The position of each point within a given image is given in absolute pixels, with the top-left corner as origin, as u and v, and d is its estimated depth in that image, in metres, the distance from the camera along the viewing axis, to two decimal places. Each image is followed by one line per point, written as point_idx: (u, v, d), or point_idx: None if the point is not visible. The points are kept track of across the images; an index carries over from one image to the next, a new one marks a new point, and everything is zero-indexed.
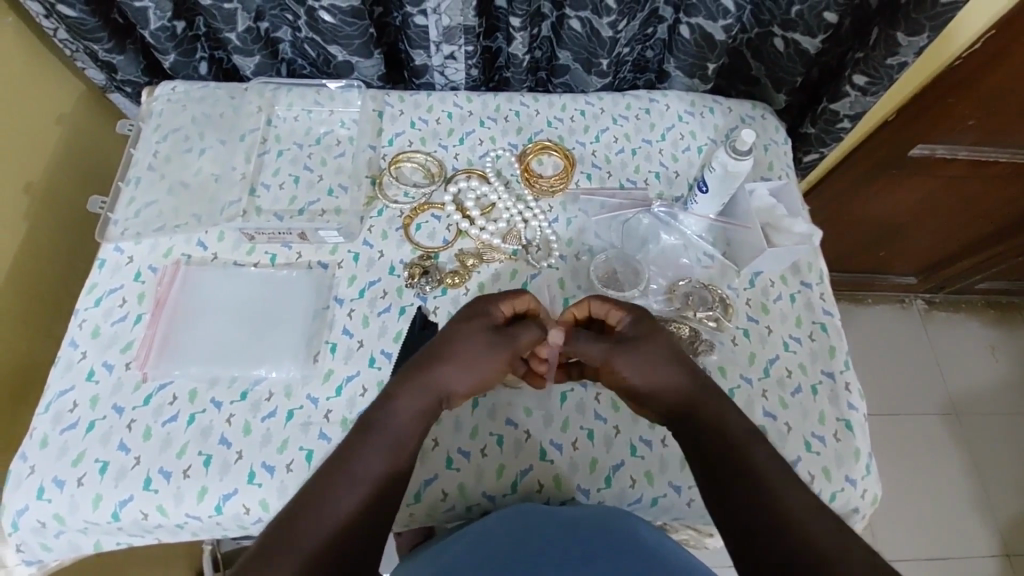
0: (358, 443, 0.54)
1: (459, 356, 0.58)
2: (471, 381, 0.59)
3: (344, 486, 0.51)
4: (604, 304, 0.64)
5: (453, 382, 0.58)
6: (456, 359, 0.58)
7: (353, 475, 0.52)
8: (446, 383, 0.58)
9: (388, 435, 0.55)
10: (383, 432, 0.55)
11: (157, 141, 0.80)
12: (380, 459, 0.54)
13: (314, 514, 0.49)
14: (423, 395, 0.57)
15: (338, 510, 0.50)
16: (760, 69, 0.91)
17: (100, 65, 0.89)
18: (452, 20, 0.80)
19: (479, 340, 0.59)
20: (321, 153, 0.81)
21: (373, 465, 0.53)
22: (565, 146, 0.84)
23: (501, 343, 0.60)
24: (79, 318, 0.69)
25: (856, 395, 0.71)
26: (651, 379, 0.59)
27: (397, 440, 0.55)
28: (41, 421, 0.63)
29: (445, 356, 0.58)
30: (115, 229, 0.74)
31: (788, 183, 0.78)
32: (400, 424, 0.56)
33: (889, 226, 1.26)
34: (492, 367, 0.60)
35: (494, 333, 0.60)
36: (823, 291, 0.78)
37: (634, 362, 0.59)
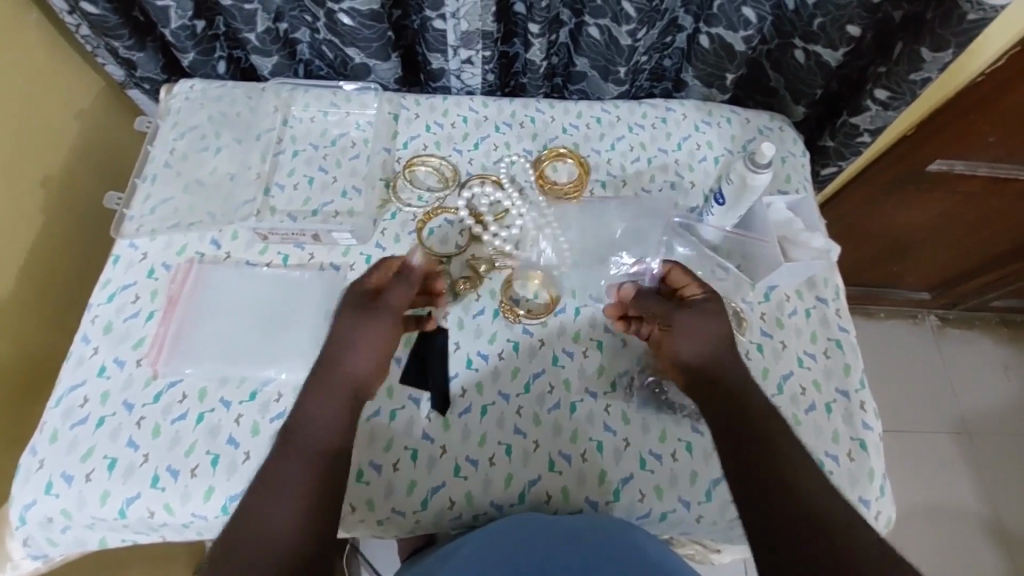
0: (283, 452, 0.56)
1: (349, 333, 0.61)
2: (374, 355, 0.61)
3: (274, 501, 0.53)
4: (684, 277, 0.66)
5: (355, 358, 0.60)
6: (348, 339, 0.61)
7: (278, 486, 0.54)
8: (350, 369, 0.60)
9: (308, 441, 0.57)
10: (300, 436, 0.57)
11: (174, 139, 0.80)
12: (302, 464, 0.55)
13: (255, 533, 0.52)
14: (326, 386, 0.59)
15: (274, 529, 0.52)
16: (779, 80, 0.90)
17: (119, 61, 0.90)
18: (471, 25, 0.79)
19: (355, 317, 0.61)
20: (335, 155, 0.81)
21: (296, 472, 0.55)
22: (579, 153, 0.84)
23: (373, 308, 0.62)
24: (92, 313, 0.69)
25: (871, 414, 0.70)
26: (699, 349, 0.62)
27: (321, 439, 0.57)
28: (52, 415, 0.63)
29: (341, 334, 0.61)
30: (131, 225, 0.74)
31: (805, 198, 0.76)
32: (316, 420, 0.57)
33: (904, 242, 1.25)
34: (382, 332, 0.62)
35: (364, 303, 0.63)
36: (839, 306, 0.77)
37: (692, 333, 0.62)
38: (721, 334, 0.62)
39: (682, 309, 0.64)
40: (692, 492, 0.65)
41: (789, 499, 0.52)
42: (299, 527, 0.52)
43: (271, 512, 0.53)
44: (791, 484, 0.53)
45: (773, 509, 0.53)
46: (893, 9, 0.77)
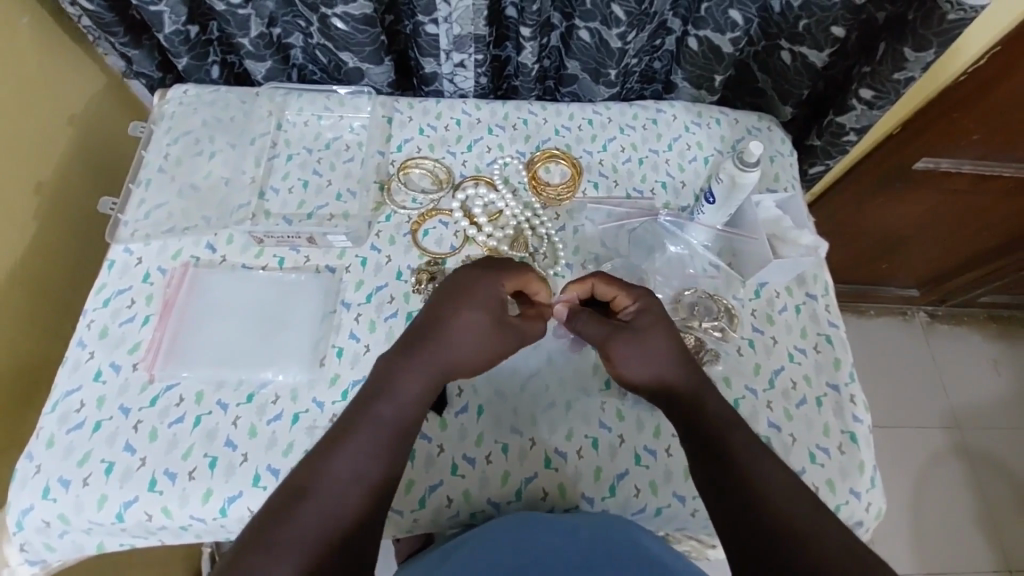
0: (363, 424, 0.53)
1: (466, 332, 0.57)
2: (476, 364, 0.58)
3: (347, 470, 0.50)
4: (609, 285, 0.64)
5: (463, 358, 0.57)
6: (466, 338, 0.57)
7: (353, 457, 0.51)
8: (452, 363, 0.57)
9: (387, 420, 0.54)
10: (387, 413, 0.54)
11: (168, 144, 0.80)
12: (378, 445, 0.52)
13: (322, 501, 0.49)
14: (424, 370, 0.56)
15: (343, 502, 0.49)
16: (767, 81, 0.91)
17: (117, 54, 0.90)
18: (463, 29, 0.80)
19: (489, 322, 0.58)
20: (330, 158, 0.82)
21: (371, 451, 0.52)
22: (572, 154, 0.85)
23: (506, 323, 0.59)
24: (87, 318, 0.69)
25: (861, 408, 0.72)
26: (650, 375, 0.59)
27: (400, 423, 0.54)
28: (48, 421, 0.63)
29: (455, 333, 0.57)
30: (125, 230, 0.74)
31: (794, 196, 0.77)
32: (400, 402, 0.55)
33: (891, 239, 1.27)
34: (500, 350, 0.59)
35: (502, 313, 0.59)
36: (828, 302, 0.78)
37: (640, 355, 0.59)
38: (654, 351, 0.59)
39: (619, 329, 0.61)
40: (686, 488, 0.66)
41: (747, 497, 0.51)
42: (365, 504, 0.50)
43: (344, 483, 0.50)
44: (748, 485, 0.52)
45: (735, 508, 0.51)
46: (876, 10, 0.80)
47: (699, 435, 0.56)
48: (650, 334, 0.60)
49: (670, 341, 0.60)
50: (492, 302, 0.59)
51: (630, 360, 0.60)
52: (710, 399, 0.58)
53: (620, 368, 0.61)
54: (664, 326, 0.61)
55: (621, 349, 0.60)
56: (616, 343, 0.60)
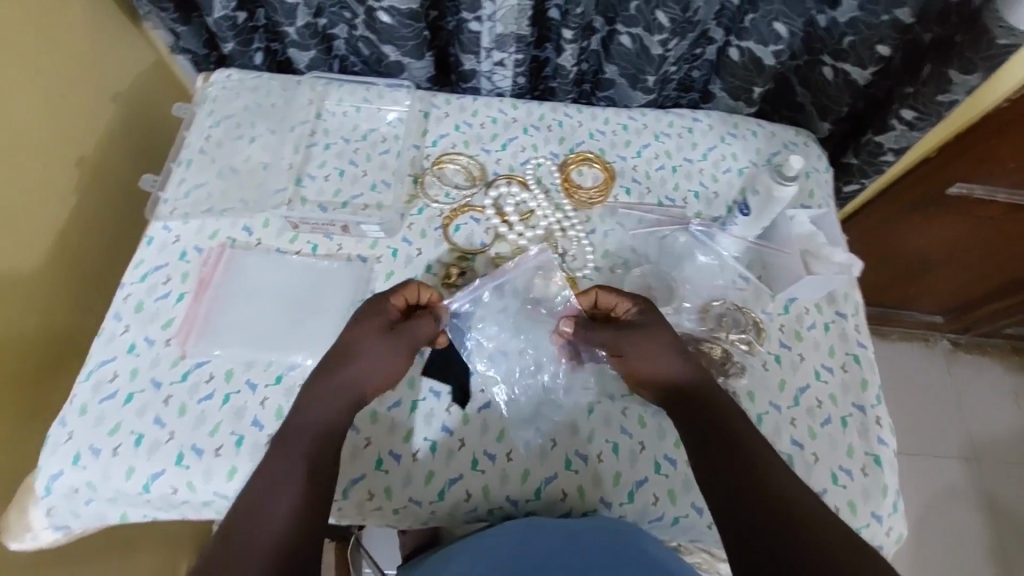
0: (281, 447, 0.55)
1: (360, 348, 0.60)
2: (378, 378, 0.60)
3: (275, 488, 0.52)
4: (613, 296, 0.66)
5: (363, 372, 0.59)
6: (359, 354, 0.59)
7: (280, 476, 0.53)
8: (356, 378, 0.59)
9: (305, 434, 0.56)
10: (298, 432, 0.56)
11: (210, 126, 0.82)
12: (298, 462, 0.54)
13: (255, 517, 0.50)
14: (328, 391, 0.58)
15: (276, 514, 0.51)
16: (805, 96, 0.91)
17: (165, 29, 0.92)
18: (506, 28, 0.81)
19: (379, 334, 0.60)
20: (366, 148, 0.83)
21: (294, 468, 0.54)
22: (605, 159, 0.85)
23: (398, 332, 0.61)
24: (124, 292, 0.70)
25: (886, 431, 0.71)
26: (660, 371, 0.61)
27: (316, 433, 0.56)
28: (82, 389, 0.65)
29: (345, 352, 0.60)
30: (165, 207, 0.75)
31: (829, 214, 0.76)
32: (313, 417, 0.57)
33: (919, 264, 1.25)
34: (398, 356, 0.61)
35: (389, 323, 0.62)
36: (858, 322, 0.77)
37: (644, 356, 0.61)
38: (663, 346, 0.61)
39: (624, 331, 0.63)
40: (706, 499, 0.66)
41: (783, 526, 0.48)
42: (297, 513, 0.51)
43: (275, 499, 0.52)
44: (760, 484, 0.52)
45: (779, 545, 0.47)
46: (924, 31, 0.77)
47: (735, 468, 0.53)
48: (656, 332, 0.62)
49: (673, 338, 0.62)
50: (372, 317, 0.62)
51: (637, 359, 0.62)
52: (722, 402, 0.59)
53: (631, 368, 0.63)
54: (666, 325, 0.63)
55: (628, 349, 0.62)
56: (624, 343, 0.62)
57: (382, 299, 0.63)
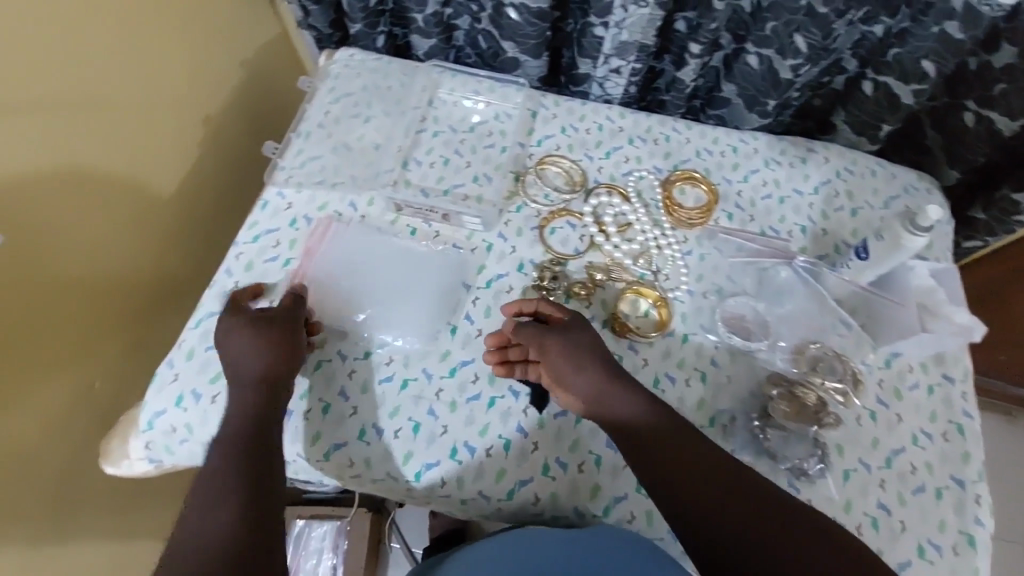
0: (210, 457, 0.55)
1: (238, 343, 0.61)
2: (254, 362, 0.60)
3: (203, 500, 0.52)
4: (547, 306, 0.66)
5: (251, 365, 0.60)
6: (237, 350, 0.61)
7: (208, 487, 0.53)
8: (252, 369, 0.60)
9: (221, 439, 0.57)
10: (219, 439, 0.57)
11: (330, 102, 0.85)
12: (221, 471, 0.54)
13: (187, 530, 0.51)
14: (235, 394, 0.59)
15: (211, 525, 0.50)
16: (937, 139, 0.85)
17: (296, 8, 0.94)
18: (631, 36, 0.79)
19: (242, 326, 0.62)
20: (472, 141, 0.84)
21: (220, 477, 0.53)
22: (711, 180, 0.83)
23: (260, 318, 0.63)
24: (236, 250, 0.74)
25: (985, 512, 0.66)
26: (581, 372, 0.60)
27: (237, 434, 0.57)
28: (190, 335, 0.69)
29: (222, 358, 0.62)
30: (282, 174, 0.79)
31: (951, 269, 0.72)
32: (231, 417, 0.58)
33: (1021, 334, 1.15)
34: (262, 337, 0.61)
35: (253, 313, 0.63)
36: (966, 390, 0.72)
37: (568, 355, 0.61)
38: (587, 345, 0.62)
39: (549, 331, 0.63)
40: None
41: None
42: (234, 518, 0.51)
43: (202, 513, 0.51)
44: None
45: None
46: None
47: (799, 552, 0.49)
48: (550, 332, 0.62)
49: (590, 341, 0.62)
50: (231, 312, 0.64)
51: (562, 364, 0.61)
52: (677, 440, 0.56)
53: (556, 375, 0.61)
54: (589, 332, 0.63)
55: (552, 347, 0.62)
56: (550, 345, 0.62)
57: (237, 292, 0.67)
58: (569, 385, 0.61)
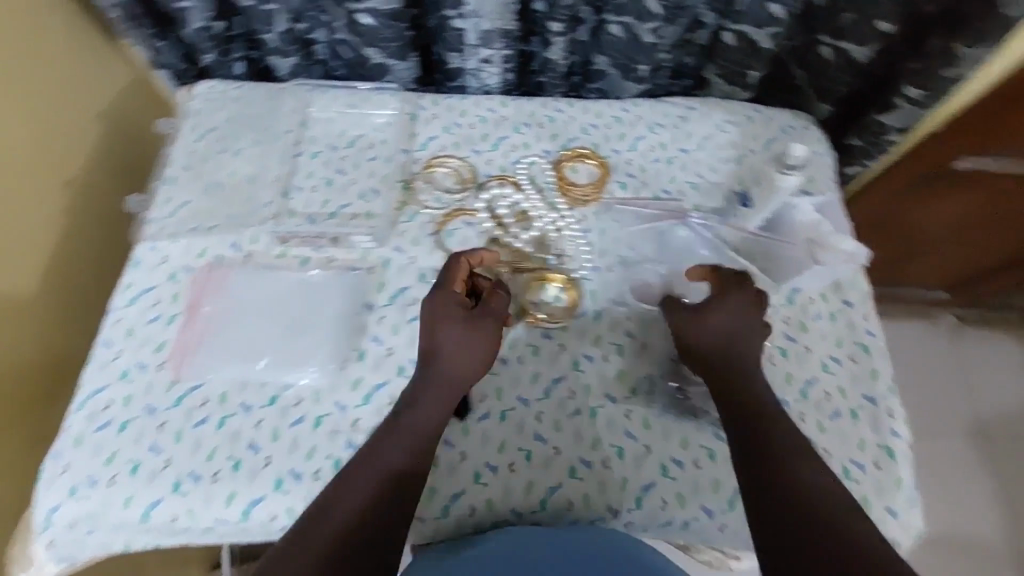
0: (383, 442, 0.54)
1: (448, 343, 0.59)
2: (474, 365, 0.60)
3: (362, 481, 0.51)
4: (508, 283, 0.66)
5: (464, 367, 0.59)
6: (445, 342, 0.59)
7: (372, 471, 0.52)
8: (458, 369, 0.59)
9: (413, 429, 0.56)
10: (404, 427, 0.55)
11: (194, 141, 0.80)
12: (395, 456, 0.53)
13: (340, 519, 0.49)
14: (438, 389, 0.58)
15: (362, 512, 0.49)
16: (804, 78, 0.87)
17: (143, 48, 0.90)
18: (492, 24, 0.78)
19: (461, 323, 0.60)
20: (353, 156, 0.81)
21: (387, 463, 0.53)
22: (599, 154, 0.83)
23: (478, 317, 0.61)
24: (113, 317, 0.69)
25: (899, 422, 0.69)
26: (460, 344, 0.60)
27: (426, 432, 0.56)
28: (76, 419, 0.64)
29: (429, 351, 0.59)
30: (152, 227, 0.74)
31: (831, 203, 0.77)
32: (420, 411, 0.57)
33: (921, 243, 1.23)
34: (480, 346, 0.60)
35: (470, 310, 0.61)
36: (866, 311, 0.75)
37: (730, 311, 0.61)
38: (466, 334, 0.60)
39: (474, 312, 0.61)
40: (714, 501, 0.64)
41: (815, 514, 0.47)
42: (377, 507, 0.50)
43: (364, 493, 0.50)
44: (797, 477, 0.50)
45: (782, 530, 0.47)
46: (925, 3, 0.71)
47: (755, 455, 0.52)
48: (486, 304, 0.62)
49: (492, 323, 0.62)
50: (449, 305, 0.61)
51: (451, 332, 0.60)
52: (752, 375, 0.59)
53: (442, 340, 0.59)
54: (744, 292, 0.62)
55: (452, 322, 0.60)
56: (476, 315, 0.61)
57: (456, 259, 0.64)
58: (437, 351, 0.59)
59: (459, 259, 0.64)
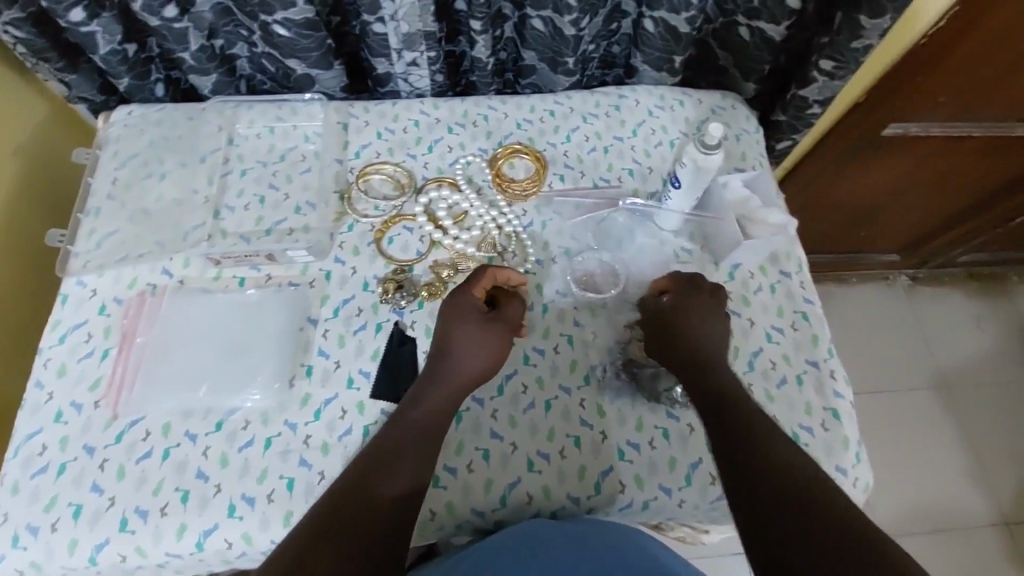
0: (393, 439, 0.56)
1: (465, 344, 0.61)
2: (482, 367, 0.62)
3: (372, 480, 0.53)
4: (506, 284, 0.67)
5: (472, 370, 0.61)
6: (461, 346, 0.61)
7: (377, 473, 0.54)
8: (468, 372, 0.61)
9: (420, 428, 0.58)
10: (411, 427, 0.57)
11: (115, 169, 0.77)
12: (404, 457, 0.55)
13: (345, 519, 0.50)
14: (444, 390, 0.60)
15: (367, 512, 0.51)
16: (728, 59, 0.90)
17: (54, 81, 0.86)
18: (412, 26, 0.78)
19: (477, 327, 0.62)
20: (286, 170, 0.79)
21: (396, 464, 0.55)
22: (535, 148, 0.83)
23: (493, 323, 0.63)
24: (43, 357, 0.66)
25: (842, 383, 0.71)
26: (476, 346, 0.62)
27: (425, 433, 0.57)
28: (11, 467, 0.61)
29: (444, 351, 0.61)
30: (77, 261, 0.71)
31: (760, 174, 0.77)
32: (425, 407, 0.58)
33: (863, 209, 1.27)
34: (491, 351, 0.62)
35: (484, 315, 0.64)
36: (803, 279, 0.78)
37: (699, 322, 0.64)
38: (482, 333, 0.62)
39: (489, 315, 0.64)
40: (672, 479, 0.66)
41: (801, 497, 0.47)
42: (383, 512, 0.51)
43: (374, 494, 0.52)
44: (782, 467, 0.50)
45: (772, 518, 0.47)
46: None
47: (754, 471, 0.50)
48: (501, 309, 0.65)
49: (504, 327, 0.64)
50: (466, 306, 0.63)
51: (466, 333, 0.62)
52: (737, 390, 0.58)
53: (459, 339, 0.62)
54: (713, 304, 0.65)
55: (468, 320, 0.62)
56: (492, 318, 0.64)
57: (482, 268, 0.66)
58: (454, 350, 0.61)
59: (487, 269, 0.67)
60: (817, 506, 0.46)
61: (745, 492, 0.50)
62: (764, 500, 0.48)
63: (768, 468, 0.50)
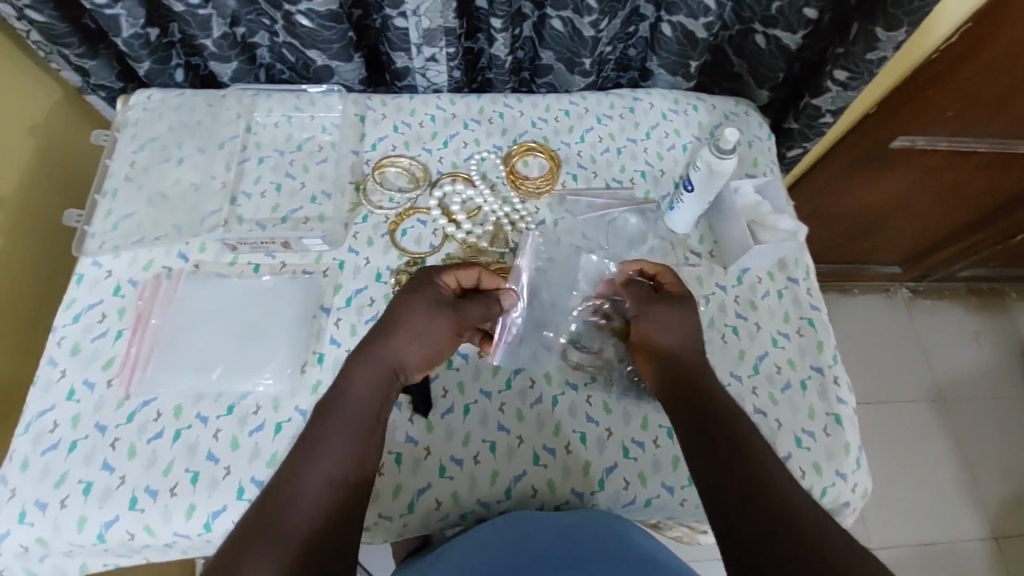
0: (322, 423, 0.53)
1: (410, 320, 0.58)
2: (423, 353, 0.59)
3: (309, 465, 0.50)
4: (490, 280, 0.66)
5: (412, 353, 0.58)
6: (404, 327, 0.58)
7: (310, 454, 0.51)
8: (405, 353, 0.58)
9: (355, 403, 0.55)
10: (342, 407, 0.54)
11: (133, 151, 0.78)
12: (338, 440, 0.52)
13: (283, 508, 0.48)
14: (375, 370, 0.56)
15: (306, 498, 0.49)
16: (742, 65, 0.91)
17: (72, 68, 0.86)
18: (433, 22, 0.78)
19: (423, 308, 0.59)
20: (302, 159, 0.80)
21: (328, 446, 0.52)
22: (550, 147, 0.84)
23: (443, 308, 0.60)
24: (57, 336, 0.67)
25: (845, 390, 0.72)
26: (423, 330, 0.59)
27: (367, 409, 0.55)
28: (22, 443, 0.62)
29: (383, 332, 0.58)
30: (93, 242, 0.72)
31: (772, 180, 0.78)
32: (361, 398, 0.55)
33: (868, 219, 1.28)
34: (437, 338, 0.59)
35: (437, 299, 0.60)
36: (810, 286, 0.79)
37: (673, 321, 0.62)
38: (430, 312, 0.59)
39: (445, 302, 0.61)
40: (675, 477, 0.66)
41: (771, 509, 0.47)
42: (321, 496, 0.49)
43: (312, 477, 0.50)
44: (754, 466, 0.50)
45: (739, 518, 0.47)
46: None
47: (730, 488, 0.49)
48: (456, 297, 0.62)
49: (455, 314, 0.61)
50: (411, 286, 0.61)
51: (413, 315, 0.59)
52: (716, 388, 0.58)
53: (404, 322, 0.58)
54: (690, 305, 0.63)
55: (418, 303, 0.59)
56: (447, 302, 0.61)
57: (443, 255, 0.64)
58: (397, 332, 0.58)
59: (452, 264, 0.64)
60: (779, 505, 0.47)
61: (715, 504, 0.49)
62: (734, 505, 0.48)
63: (742, 482, 0.49)
